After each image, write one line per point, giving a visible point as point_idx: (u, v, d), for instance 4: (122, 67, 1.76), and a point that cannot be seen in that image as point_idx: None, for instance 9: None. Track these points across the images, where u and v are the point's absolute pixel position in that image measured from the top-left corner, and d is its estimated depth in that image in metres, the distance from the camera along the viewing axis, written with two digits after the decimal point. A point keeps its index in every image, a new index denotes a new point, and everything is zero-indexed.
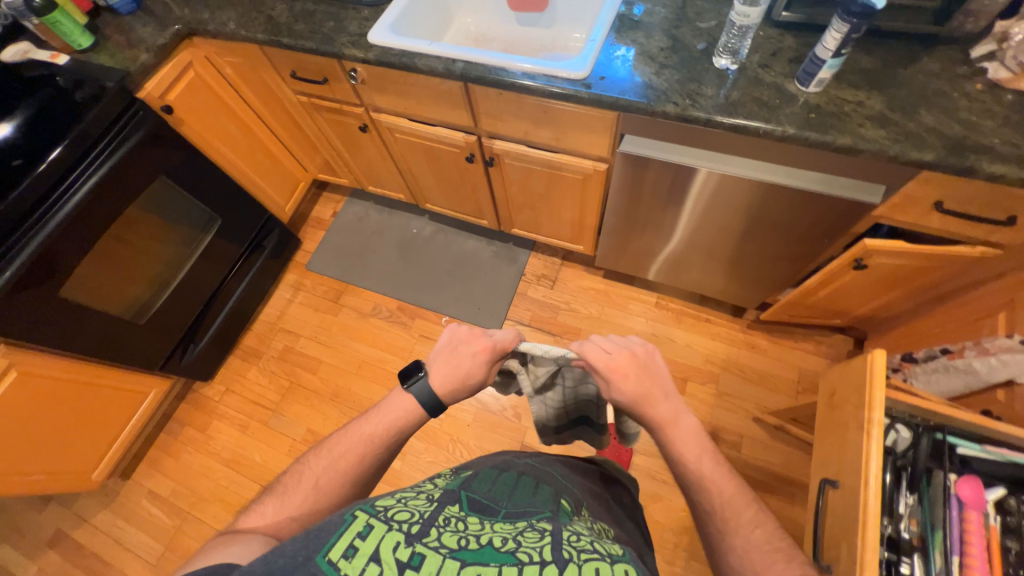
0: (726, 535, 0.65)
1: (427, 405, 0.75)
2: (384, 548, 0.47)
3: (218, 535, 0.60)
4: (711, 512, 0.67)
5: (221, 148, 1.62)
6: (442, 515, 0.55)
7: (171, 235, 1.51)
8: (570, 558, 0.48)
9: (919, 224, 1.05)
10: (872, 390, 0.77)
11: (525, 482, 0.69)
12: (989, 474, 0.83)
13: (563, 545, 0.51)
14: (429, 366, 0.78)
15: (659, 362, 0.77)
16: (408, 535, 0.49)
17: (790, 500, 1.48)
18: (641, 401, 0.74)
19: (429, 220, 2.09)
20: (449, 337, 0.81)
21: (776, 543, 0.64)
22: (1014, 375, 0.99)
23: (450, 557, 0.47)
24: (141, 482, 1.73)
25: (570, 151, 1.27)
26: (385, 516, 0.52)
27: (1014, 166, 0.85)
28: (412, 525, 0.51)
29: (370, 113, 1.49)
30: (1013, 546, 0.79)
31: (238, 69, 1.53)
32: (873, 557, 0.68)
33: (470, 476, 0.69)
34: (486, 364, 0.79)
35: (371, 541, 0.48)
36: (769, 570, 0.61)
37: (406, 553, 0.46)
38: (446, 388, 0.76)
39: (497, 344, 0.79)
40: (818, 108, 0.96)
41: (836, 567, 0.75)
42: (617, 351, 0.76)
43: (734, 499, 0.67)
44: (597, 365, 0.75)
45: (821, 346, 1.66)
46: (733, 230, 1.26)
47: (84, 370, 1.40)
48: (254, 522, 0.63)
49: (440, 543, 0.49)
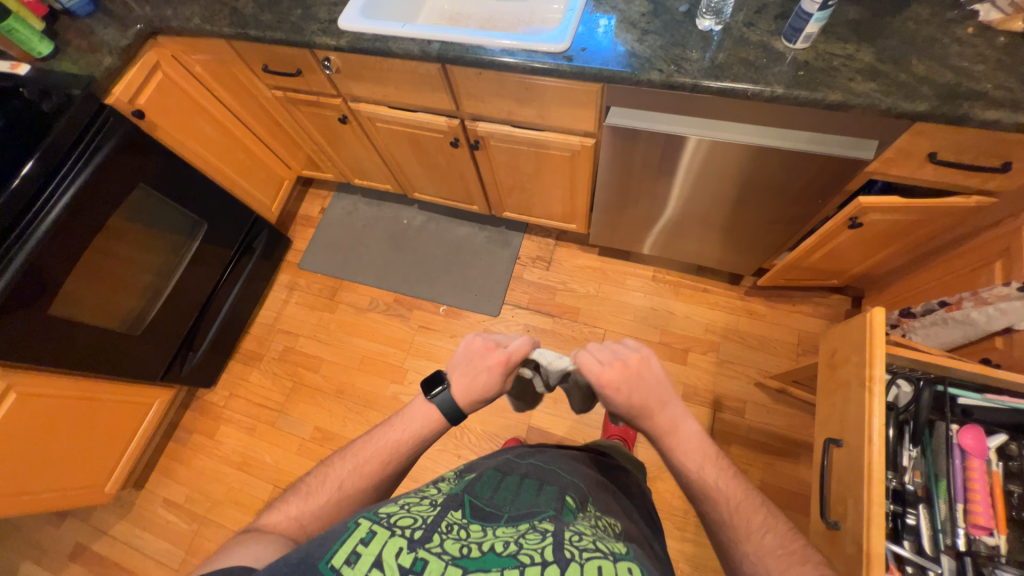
0: (739, 543, 0.64)
1: (445, 415, 0.73)
2: (387, 554, 0.47)
3: (242, 533, 0.61)
4: (721, 520, 0.66)
5: (199, 151, 1.58)
6: (444, 520, 0.55)
7: (158, 244, 1.47)
8: (572, 558, 0.48)
9: (914, 178, 1.04)
10: (872, 346, 0.78)
11: (527, 486, 0.68)
12: (990, 422, 0.85)
13: (565, 545, 0.51)
14: (448, 375, 0.77)
15: (655, 369, 0.75)
16: (410, 540, 0.49)
17: (795, 459, 1.50)
18: (636, 411, 0.73)
19: (419, 210, 2.07)
20: (465, 347, 0.80)
21: (791, 546, 0.63)
22: (1013, 322, 1.01)
23: (451, 563, 0.47)
24: (155, 491, 1.74)
25: (556, 128, 1.24)
26: (387, 522, 0.52)
27: (1008, 111, 0.83)
28: (415, 531, 0.51)
29: (348, 103, 1.45)
30: (1016, 489, 0.81)
31: (208, 66, 1.48)
32: (879, 511, 0.70)
33: (473, 479, 0.69)
34: (502, 373, 0.77)
35: (374, 546, 0.48)
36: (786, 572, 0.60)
37: (407, 558, 0.46)
38: (464, 398, 0.74)
39: (512, 355, 0.77)
40: (807, 65, 0.93)
41: (843, 524, 0.76)
42: (610, 361, 0.74)
43: (742, 507, 0.67)
44: (590, 377, 0.74)
45: (819, 307, 1.67)
46: (728, 198, 1.24)
47: (83, 387, 1.39)
48: (276, 521, 0.64)
49: (442, 549, 0.49)
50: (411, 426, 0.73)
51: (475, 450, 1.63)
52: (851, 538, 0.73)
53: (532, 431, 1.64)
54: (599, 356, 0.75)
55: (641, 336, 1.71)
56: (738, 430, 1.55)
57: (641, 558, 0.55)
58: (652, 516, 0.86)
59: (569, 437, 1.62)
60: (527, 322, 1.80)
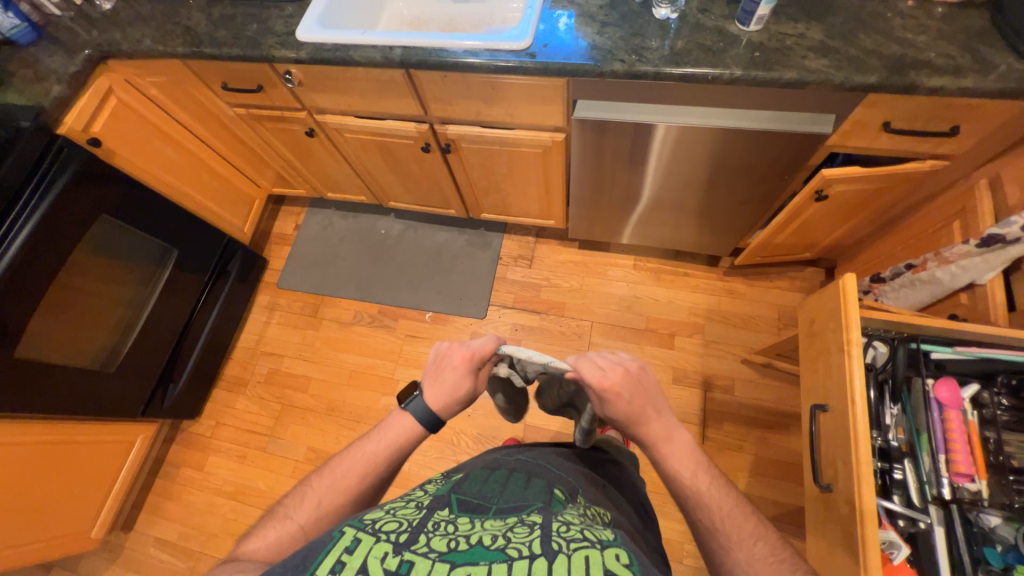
0: (730, 549, 0.65)
1: (421, 421, 0.73)
2: (372, 561, 0.46)
3: (222, 563, 0.59)
4: (713, 528, 0.66)
5: (162, 175, 1.53)
6: (430, 520, 0.54)
7: (125, 275, 1.42)
8: (559, 549, 0.48)
9: (873, 148, 1.08)
10: (848, 311, 0.81)
11: (515, 479, 0.68)
12: (962, 373, 0.89)
13: (552, 536, 0.51)
14: (419, 386, 0.76)
15: (651, 379, 0.76)
16: (395, 544, 0.48)
17: (786, 430, 1.54)
18: (632, 419, 0.72)
19: (396, 219, 2.05)
20: (432, 356, 0.80)
21: (779, 553, 0.64)
22: (975, 278, 1.06)
23: (439, 560, 0.46)
24: (146, 531, 1.68)
25: (526, 125, 1.25)
26: (372, 528, 0.51)
27: (952, 78, 0.88)
28: (400, 534, 0.50)
29: (314, 116, 1.43)
30: (992, 435, 0.86)
31: (165, 88, 1.43)
32: (867, 468, 0.72)
33: (462, 479, 0.68)
34: (470, 372, 0.77)
35: (358, 555, 0.46)
36: None
37: (393, 562, 0.46)
38: (438, 404, 0.73)
39: (475, 352, 0.77)
40: (761, 46, 0.96)
41: (835, 486, 0.78)
42: (615, 368, 0.73)
43: (733, 517, 0.67)
44: (593, 382, 0.72)
45: (795, 281, 1.72)
46: (696, 182, 1.27)
47: (59, 431, 1.33)
48: (256, 547, 0.62)
49: (429, 548, 0.48)
50: (389, 438, 0.72)
51: (473, 454, 1.62)
52: (843, 497, 0.75)
53: (528, 429, 1.64)
54: (603, 363, 0.74)
55: (628, 325, 1.73)
56: (729, 408, 1.59)
57: (629, 543, 0.55)
58: (644, 507, 0.87)
59: (565, 431, 1.63)
60: (514, 321, 1.80)
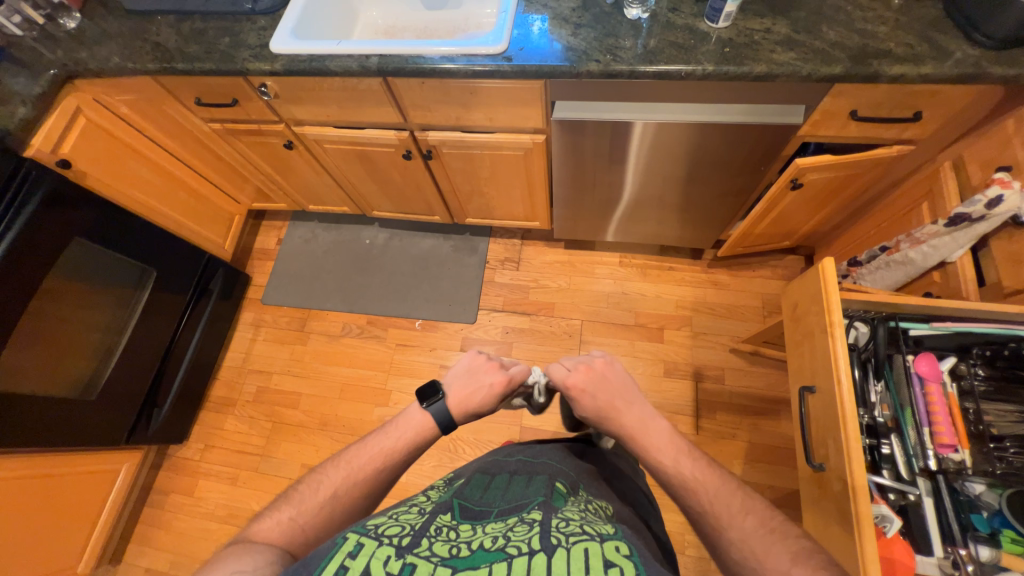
0: (722, 529, 0.62)
1: (439, 424, 0.73)
2: (375, 565, 0.45)
3: (231, 546, 0.55)
4: (703, 510, 0.64)
5: (137, 195, 1.50)
6: (432, 525, 0.54)
7: (102, 299, 1.38)
8: (559, 543, 0.48)
9: (842, 136, 1.12)
10: (828, 293, 0.83)
11: (516, 481, 0.68)
12: (939, 348, 0.93)
13: (552, 532, 0.51)
14: (444, 388, 0.77)
15: (620, 372, 0.82)
16: (398, 548, 0.48)
17: (777, 416, 1.57)
18: (607, 412, 0.77)
19: (381, 228, 2.03)
20: (467, 361, 0.83)
21: (771, 524, 0.61)
22: (947, 255, 1.09)
23: (440, 565, 0.46)
24: (135, 562, 1.63)
25: (507, 128, 1.26)
26: (375, 533, 0.50)
27: (912, 65, 0.91)
28: (402, 538, 0.50)
29: (292, 128, 1.41)
30: (971, 406, 0.89)
31: (136, 106, 1.40)
32: (857, 445, 0.74)
33: (462, 484, 0.68)
34: (500, 393, 0.80)
35: (361, 559, 0.46)
36: (769, 552, 0.58)
37: (396, 565, 0.45)
38: (458, 410, 0.75)
39: (512, 377, 0.82)
40: (731, 42, 0.99)
41: (827, 464, 0.80)
42: (576, 369, 0.82)
43: (721, 493, 0.65)
44: (559, 386, 0.82)
45: (777, 269, 1.76)
46: (677, 176, 1.29)
47: (39, 465, 1.28)
48: (266, 533, 0.59)
49: (431, 552, 0.48)
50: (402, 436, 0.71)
51: (471, 460, 1.61)
52: (836, 475, 0.77)
53: (525, 432, 1.64)
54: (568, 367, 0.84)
55: (617, 322, 1.75)
56: (721, 397, 1.61)
57: (629, 535, 0.55)
58: (648, 498, 0.88)
59: (562, 431, 1.63)
60: (505, 325, 1.80)
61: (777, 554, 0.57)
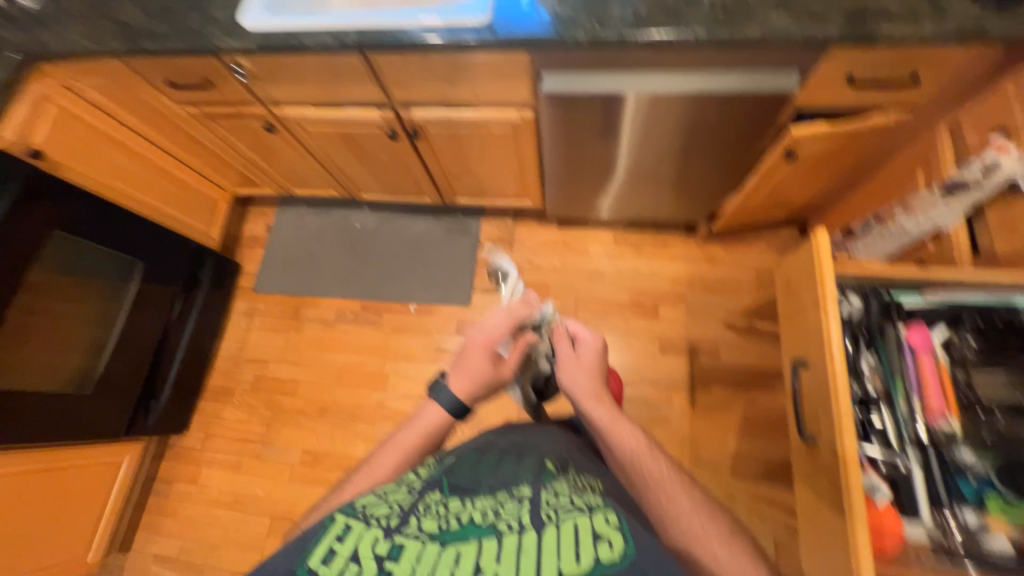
0: (676, 499, 0.67)
1: (452, 413, 0.75)
2: (364, 546, 0.48)
3: None
4: (659, 480, 0.69)
5: (116, 185, 1.45)
6: (422, 502, 0.54)
7: (87, 292, 1.36)
8: (548, 520, 0.49)
9: (839, 103, 1.09)
10: (822, 266, 0.82)
11: (506, 456, 0.66)
12: (931, 316, 0.93)
13: (541, 506, 0.52)
14: (448, 376, 0.77)
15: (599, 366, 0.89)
16: (387, 528, 0.50)
17: (770, 388, 1.59)
18: (589, 395, 0.80)
19: (370, 212, 1.99)
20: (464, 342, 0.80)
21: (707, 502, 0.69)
22: (940, 224, 1.09)
23: (430, 543, 0.48)
24: (144, 549, 1.66)
25: (493, 104, 1.21)
26: (364, 513, 0.52)
27: (911, 26, 0.88)
28: (392, 518, 0.51)
29: (271, 110, 1.36)
30: (961, 374, 0.90)
31: (107, 91, 1.34)
32: (848, 418, 0.74)
33: (452, 460, 0.65)
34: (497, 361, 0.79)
35: (350, 542, 0.48)
36: (712, 523, 0.65)
37: (384, 547, 0.47)
38: (465, 393, 0.76)
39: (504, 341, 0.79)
40: (724, 6, 0.95)
41: (819, 437, 0.82)
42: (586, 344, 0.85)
43: (674, 470, 0.71)
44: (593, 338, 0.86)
45: (772, 242, 1.75)
46: (671, 150, 1.26)
47: (36, 460, 1.29)
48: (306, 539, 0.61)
49: (420, 530, 0.50)
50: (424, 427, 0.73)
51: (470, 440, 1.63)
52: (826, 447, 0.79)
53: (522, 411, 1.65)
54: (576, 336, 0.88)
55: (612, 300, 1.74)
56: (715, 371, 1.62)
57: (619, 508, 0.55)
58: None
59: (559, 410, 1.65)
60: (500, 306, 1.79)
61: (718, 526, 0.65)
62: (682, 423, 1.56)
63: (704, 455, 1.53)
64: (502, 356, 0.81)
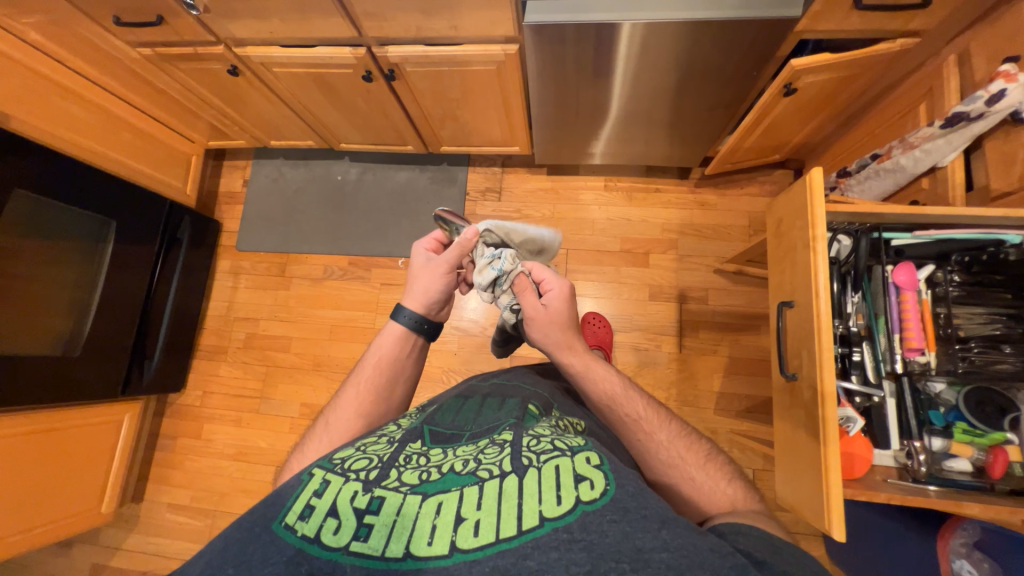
0: (653, 434, 0.69)
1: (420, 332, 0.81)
2: (343, 500, 0.48)
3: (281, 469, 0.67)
4: (636, 419, 0.71)
5: (75, 137, 1.36)
6: (401, 455, 0.56)
7: (61, 255, 1.31)
8: (530, 463, 0.50)
9: (842, 30, 1.02)
10: (815, 205, 0.80)
11: (489, 404, 0.71)
12: (920, 256, 0.94)
13: (524, 451, 0.53)
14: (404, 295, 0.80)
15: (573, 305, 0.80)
16: (366, 482, 0.50)
17: (757, 331, 1.63)
18: (561, 346, 0.77)
19: (352, 163, 1.91)
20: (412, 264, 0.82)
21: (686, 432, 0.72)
22: (937, 160, 1.06)
23: (411, 493, 0.49)
24: (157, 499, 1.74)
25: (476, 39, 1.12)
26: (341, 468, 0.52)
27: None
28: (370, 471, 0.52)
29: (233, 50, 1.25)
30: (943, 311, 0.91)
31: (49, 31, 1.22)
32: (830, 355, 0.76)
33: (433, 410, 0.70)
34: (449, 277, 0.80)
35: (328, 497, 0.48)
36: (689, 453, 0.68)
37: (363, 500, 0.48)
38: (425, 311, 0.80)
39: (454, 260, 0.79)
40: None
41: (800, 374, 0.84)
42: (552, 293, 0.78)
43: (651, 406, 0.73)
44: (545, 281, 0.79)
45: (764, 185, 1.71)
46: (665, 88, 1.19)
47: (36, 423, 1.30)
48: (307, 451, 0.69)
49: (400, 481, 0.50)
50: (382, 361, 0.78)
51: None
52: (807, 383, 0.81)
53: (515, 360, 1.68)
54: (542, 284, 0.80)
55: (604, 248, 1.73)
56: (704, 316, 1.65)
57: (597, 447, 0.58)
58: None
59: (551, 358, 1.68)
60: None
61: (695, 454, 0.68)
62: (670, 367, 1.61)
63: (691, 396, 1.60)
64: (427, 267, 0.80)
